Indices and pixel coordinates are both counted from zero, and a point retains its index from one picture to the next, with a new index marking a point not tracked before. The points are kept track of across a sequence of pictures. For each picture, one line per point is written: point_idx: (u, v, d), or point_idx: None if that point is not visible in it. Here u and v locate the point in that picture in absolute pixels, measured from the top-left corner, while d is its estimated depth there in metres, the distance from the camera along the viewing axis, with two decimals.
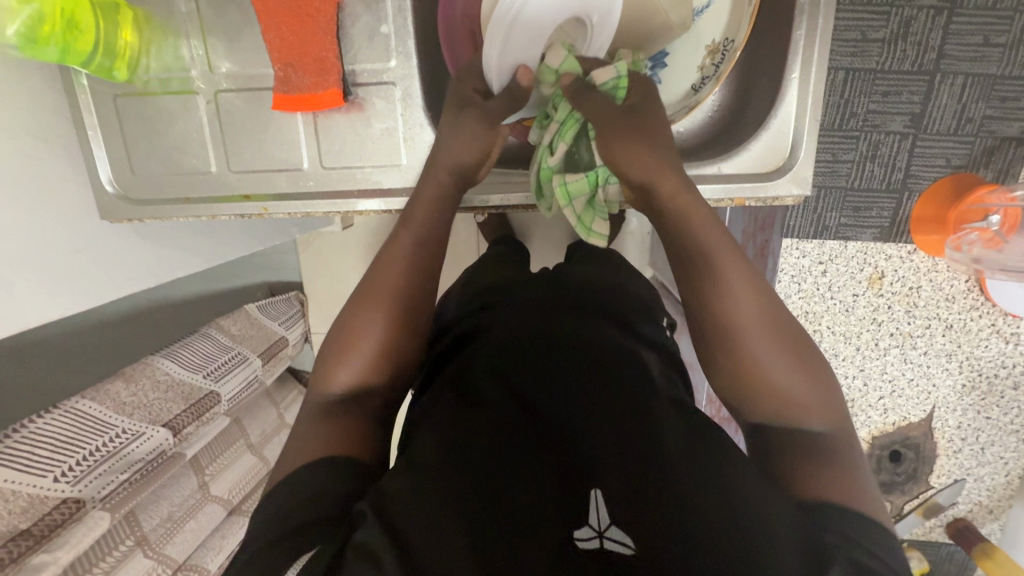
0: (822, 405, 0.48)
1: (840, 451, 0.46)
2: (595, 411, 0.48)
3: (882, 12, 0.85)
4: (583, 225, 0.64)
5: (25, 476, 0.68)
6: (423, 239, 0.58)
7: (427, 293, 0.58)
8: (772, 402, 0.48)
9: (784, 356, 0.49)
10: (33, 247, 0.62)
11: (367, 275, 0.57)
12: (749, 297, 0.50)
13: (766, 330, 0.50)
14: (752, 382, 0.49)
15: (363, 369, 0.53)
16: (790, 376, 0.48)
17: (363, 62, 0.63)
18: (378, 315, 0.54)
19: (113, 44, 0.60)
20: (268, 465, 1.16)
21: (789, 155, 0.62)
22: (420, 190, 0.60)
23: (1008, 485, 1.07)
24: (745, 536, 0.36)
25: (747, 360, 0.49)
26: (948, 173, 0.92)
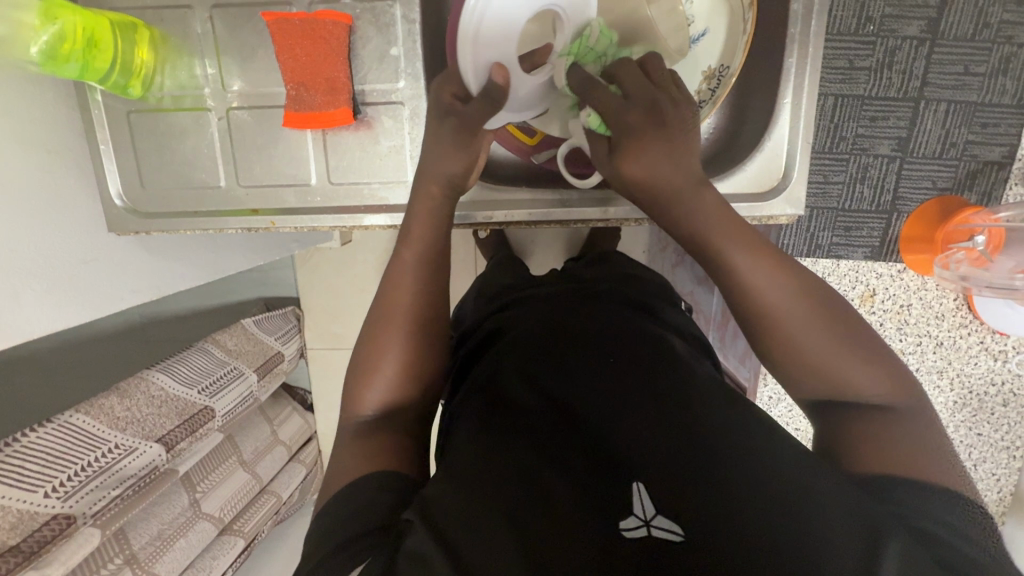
0: (878, 383, 0.48)
1: (901, 424, 0.46)
2: (629, 406, 0.49)
3: (868, 41, 0.89)
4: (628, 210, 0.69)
5: (17, 492, 0.67)
6: (425, 252, 0.59)
7: (437, 302, 0.59)
8: (822, 388, 0.49)
9: (829, 344, 0.49)
10: (42, 258, 0.62)
11: (377, 299, 0.59)
12: (781, 293, 0.50)
13: (805, 323, 0.49)
14: (798, 374, 0.50)
15: (388, 387, 0.54)
16: (840, 364, 0.48)
17: (374, 82, 0.65)
18: (394, 335, 0.55)
19: (129, 61, 0.62)
20: (261, 482, 1.14)
21: (783, 176, 0.65)
22: (416, 205, 0.60)
23: (1001, 502, 1.08)
24: (791, 521, 0.38)
25: (787, 349, 0.50)
26: (934, 195, 0.95)
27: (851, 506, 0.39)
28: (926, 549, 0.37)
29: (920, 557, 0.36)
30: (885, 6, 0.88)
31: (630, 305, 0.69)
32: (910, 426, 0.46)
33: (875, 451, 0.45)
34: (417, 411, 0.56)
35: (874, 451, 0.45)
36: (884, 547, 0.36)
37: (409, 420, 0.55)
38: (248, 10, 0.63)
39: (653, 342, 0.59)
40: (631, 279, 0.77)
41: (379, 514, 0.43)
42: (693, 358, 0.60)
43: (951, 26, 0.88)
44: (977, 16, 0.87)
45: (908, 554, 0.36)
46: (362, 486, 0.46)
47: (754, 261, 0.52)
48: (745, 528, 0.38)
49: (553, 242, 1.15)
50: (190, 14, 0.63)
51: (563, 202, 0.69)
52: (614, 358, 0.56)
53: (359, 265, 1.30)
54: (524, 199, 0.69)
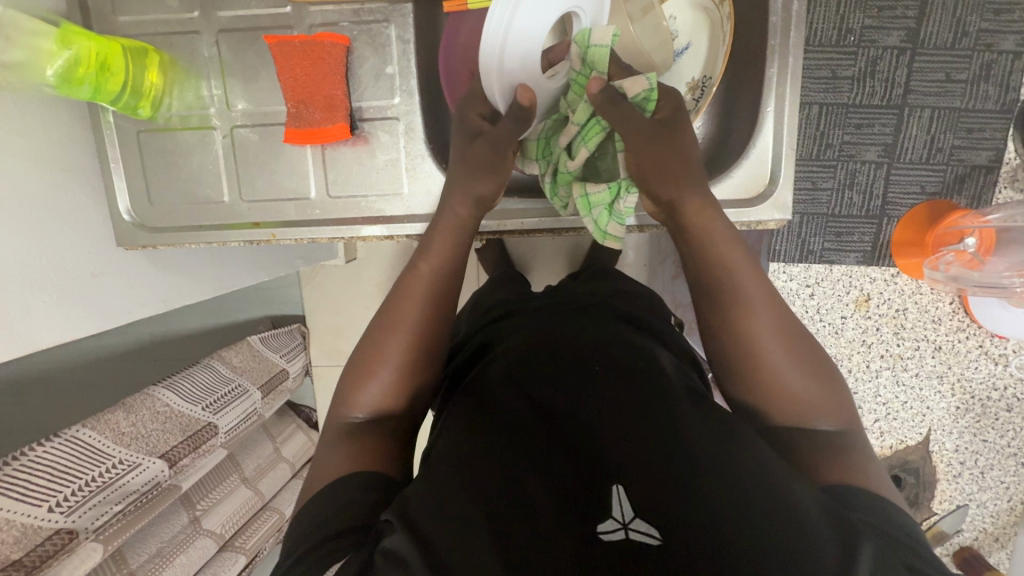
0: (833, 408, 0.52)
1: (853, 447, 0.50)
2: (618, 410, 0.50)
3: (850, 52, 0.91)
4: (599, 230, 0.63)
5: (22, 506, 0.68)
6: (440, 267, 0.61)
7: (444, 318, 0.60)
8: (785, 409, 0.53)
9: (798, 368, 0.53)
10: (54, 272, 0.65)
11: (386, 304, 0.60)
12: (766, 319, 0.55)
13: (782, 347, 0.54)
14: (767, 393, 0.53)
15: (384, 393, 0.55)
16: (804, 387, 0.53)
17: (370, 99, 0.67)
18: (397, 343, 0.57)
19: (140, 84, 0.65)
20: (263, 498, 1.14)
21: (769, 182, 0.66)
22: (441, 219, 0.63)
23: (1011, 511, 1.05)
24: (770, 533, 0.38)
25: (767, 369, 0.54)
26: (924, 200, 0.96)
27: (830, 515, 0.41)
28: (899, 557, 0.39)
29: (892, 563, 0.38)
30: (865, 17, 0.90)
31: (619, 316, 0.70)
32: (859, 449, 0.50)
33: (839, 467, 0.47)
34: (406, 420, 0.56)
35: (836, 467, 0.48)
36: (858, 549, 0.38)
37: (398, 426, 0.55)
38: (250, 34, 0.67)
39: (643, 356, 0.60)
40: (620, 292, 0.78)
41: (361, 511, 0.44)
42: (679, 372, 0.60)
43: (930, 36, 0.90)
44: (956, 25, 0.89)
45: (880, 559, 0.38)
46: (349, 488, 0.47)
47: (754, 287, 0.56)
48: (724, 534, 0.38)
49: (552, 255, 1.17)
50: (198, 39, 0.67)
51: (553, 211, 0.70)
52: (603, 368, 0.56)
53: (361, 280, 1.32)
54: (518, 210, 0.71)
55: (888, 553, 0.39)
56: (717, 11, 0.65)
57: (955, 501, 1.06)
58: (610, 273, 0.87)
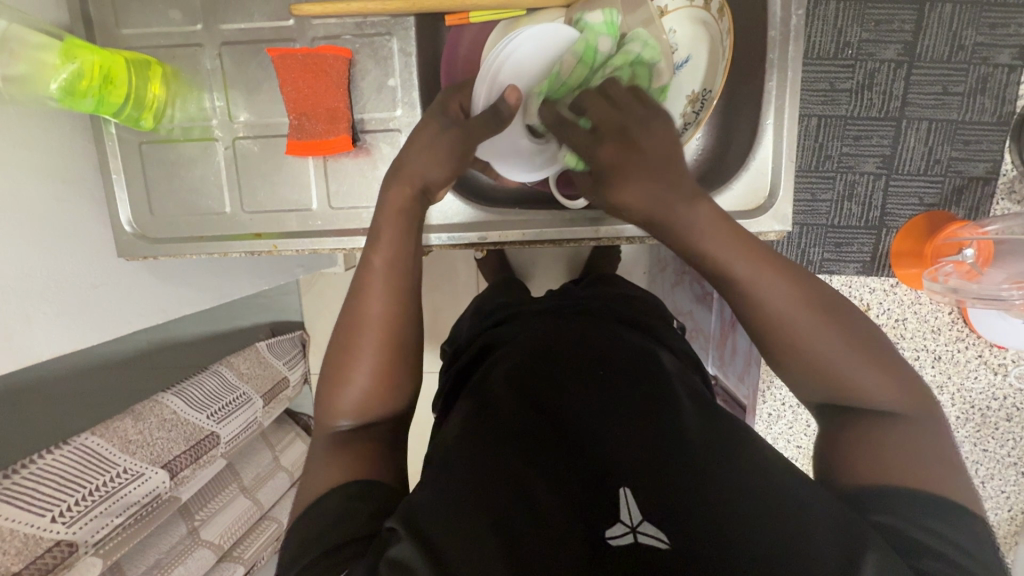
0: (889, 387, 0.45)
1: (911, 428, 0.44)
2: (619, 412, 0.51)
3: (848, 65, 0.92)
4: None
5: (26, 515, 0.68)
6: (395, 257, 0.57)
7: (408, 307, 0.56)
8: (827, 390, 0.47)
9: (839, 344, 0.46)
10: (56, 284, 0.65)
11: (347, 308, 0.57)
12: (789, 296, 0.48)
13: (817, 326, 0.47)
14: (808, 375, 0.48)
15: (360, 398, 0.54)
16: (850, 368, 0.46)
17: (372, 112, 0.68)
18: (365, 347, 0.55)
19: (143, 96, 0.65)
20: (263, 509, 1.14)
21: (769, 194, 0.66)
22: (387, 205, 0.58)
23: (1012, 520, 1.05)
24: (777, 532, 0.39)
25: (807, 352, 0.47)
26: (922, 210, 0.96)
27: (838, 504, 0.41)
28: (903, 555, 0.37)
29: (895, 558, 0.36)
30: (862, 31, 0.91)
31: (620, 318, 0.71)
32: (917, 435, 0.43)
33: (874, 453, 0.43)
34: (391, 417, 0.56)
35: None
36: (867, 541, 0.37)
37: (386, 426, 0.55)
38: (253, 47, 0.67)
39: (641, 356, 0.60)
40: (623, 296, 0.79)
41: (362, 523, 0.44)
42: (681, 374, 0.61)
43: (927, 49, 0.91)
44: (952, 39, 0.90)
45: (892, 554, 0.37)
46: (351, 501, 0.46)
47: (753, 268, 0.49)
48: (730, 533, 0.39)
49: (553, 263, 1.17)
50: (201, 51, 0.67)
51: (555, 222, 0.70)
52: (604, 371, 0.56)
53: None
54: (519, 220, 0.71)
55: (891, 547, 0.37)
56: (718, 25, 0.65)
57: None
58: (612, 278, 0.87)
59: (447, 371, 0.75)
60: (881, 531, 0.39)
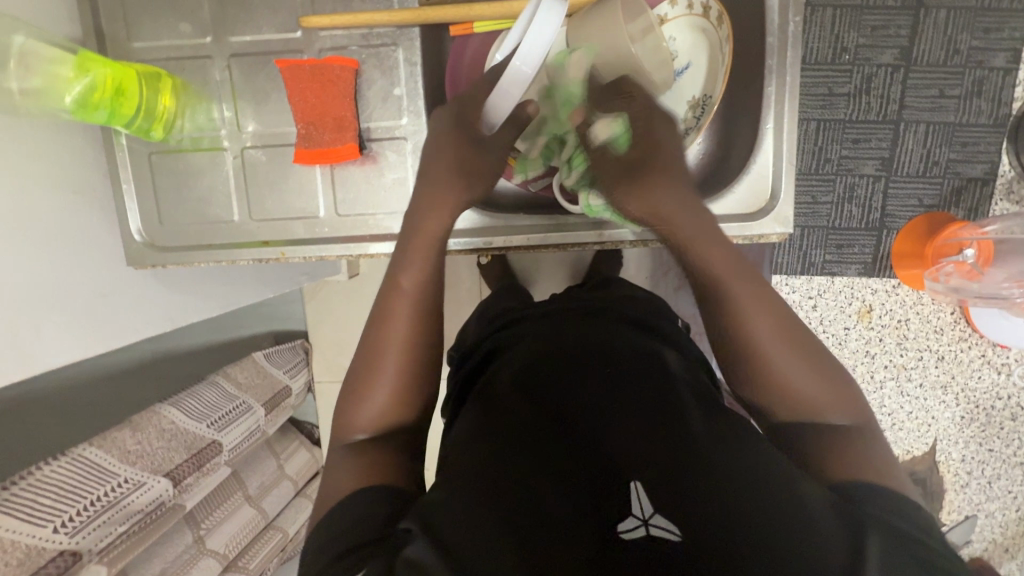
0: (839, 406, 0.53)
1: (858, 441, 0.50)
2: (628, 409, 0.51)
3: (845, 70, 0.94)
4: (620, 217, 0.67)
5: (27, 527, 0.69)
6: (419, 278, 0.60)
7: (432, 327, 0.59)
8: (787, 405, 0.53)
9: (799, 366, 0.54)
10: (65, 293, 0.66)
11: (373, 322, 0.59)
12: (764, 319, 0.55)
13: (785, 349, 0.54)
14: (772, 391, 0.54)
15: (383, 410, 0.55)
16: (809, 387, 0.53)
17: (379, 120, 0.69)
18: (390, 362, 0.57)
19: (153, 108, 0.66)
20: (268, 518, 1.14)
21: (771, 197, 0.67)
22: (416, 228, 0.62)
23: (1020, 521, 1.05)
24: (788, 533, 0.39)
25: (774, 369, 0.54)
26: (922, 212, 0.97)
27: (836, 508, 0.42)
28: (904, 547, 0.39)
29: (899, 554, 0.38)
30: (858, 36, 0.92)
31: (626, 318, 0.71)
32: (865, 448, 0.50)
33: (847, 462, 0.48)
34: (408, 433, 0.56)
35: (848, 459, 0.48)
36: (863, 541, 0.38)
37: (401, 440, 0.55)
38: (262, 58, 0.68)
39: (647, 356, 0.61)
40: (629, 296, 0.79)
41: (375, 526, 0.44)
42: (687, 373, 0.61)
43: (923, 53, 0.92)
44: (948, 42, 0.92)
45: (886, 545, 0.39)
46: (365, 503, 0.47)
47: (739, 289, 0.57)
48: (734, 526, 0.40)
49: (557, 269, 1.18)
50: (210, 63, 0.69)
51: (561, 228, 0.71)
52: (610, 371, 0.57)
53: (367, 296, 1.33)
54: (525, 226, 0.71)
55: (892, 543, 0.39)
56: (717, 32, 0.67)
57: (963, 512, 1.06)
58: (617, 281, 0.88)
59: (455, 374, 0.76)
60: (880, 526, 0.40)
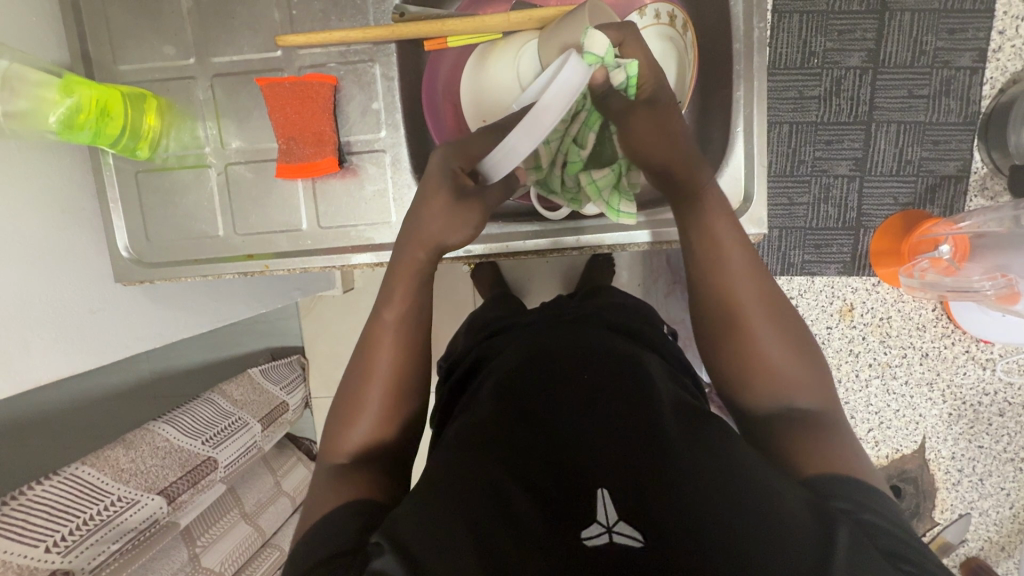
0: (811, 386, 0.55)
1: (834, 421, 0.52)
2: (608, 419, 0.51)
3: (815, 73, 0.95)
4: (612, 209, 0.66)
5: (19, 547, 0.69)
6: (406, 310, 0.60)
7: (416, 351, 0.59)
8: (765, 383, 0.55)
9: (783, 344, 0.56)
10: (53, 311, 0.67)
11: (359, 352, 0.60)
12: (755, 296, 0.57)
13: (771, 326, 0.56)
14: (758, 374, 0.55)
15: (366, 437, 0.56)
16: (786, 364, 0.55)
17: (357, 134, 0.71)
18: (374, 393, 0.57)
19: (138, 128, 0.68)
20: (263, 534, 1.13)
21: (743, 199, 0.68)
22: (400, 261, 0.61)
23: (1015, 518, 1.04)
24: (756, 541, 0.39)
25: (758, 349, 0.56)
26: (898, 210, 0.98)
27: (810, 505, 0.42)
28: (871, 541, 0.40)
29: (868, 551, 0.39)
30: (826, 40, 0.94)
31: (610, 325, 0.72)
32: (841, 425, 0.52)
33: (823, 459, 0.48)
34: (395, 452, 0.57)
35: (818, 456, 0.48)
36: (836, 535, 0.39)
37: (387, 459, 0.55)
38: (241, 77, 0.70)
39: (629, 362, 0.60)
40: (614, 304, 0.80)
41: (350, 537, 0.44)
42: (667, 378, 0.61)
43: (890, 55, 0.94)
44: (914, 44, 0.94)
45: (853, 548, 0.38)
46: (348, 514, 0.47)
47: (739, 265, 0.58)
48: (705, 538, 0.40)
49: (544, 277, 1.19)
50: (193, 84, 0.71)
51: (539, 234, 0.72)
52: (592, 378, 0.56)
53: (357, 309, 1.35)
54: (503, 233, 0.73)
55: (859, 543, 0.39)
56: (682, 38, 0.69)
57: (956, 510, 1.05)
58: (603, 288, 0.89)
59: (443, 382, 0.76)
60: (847, 520, 0.41)
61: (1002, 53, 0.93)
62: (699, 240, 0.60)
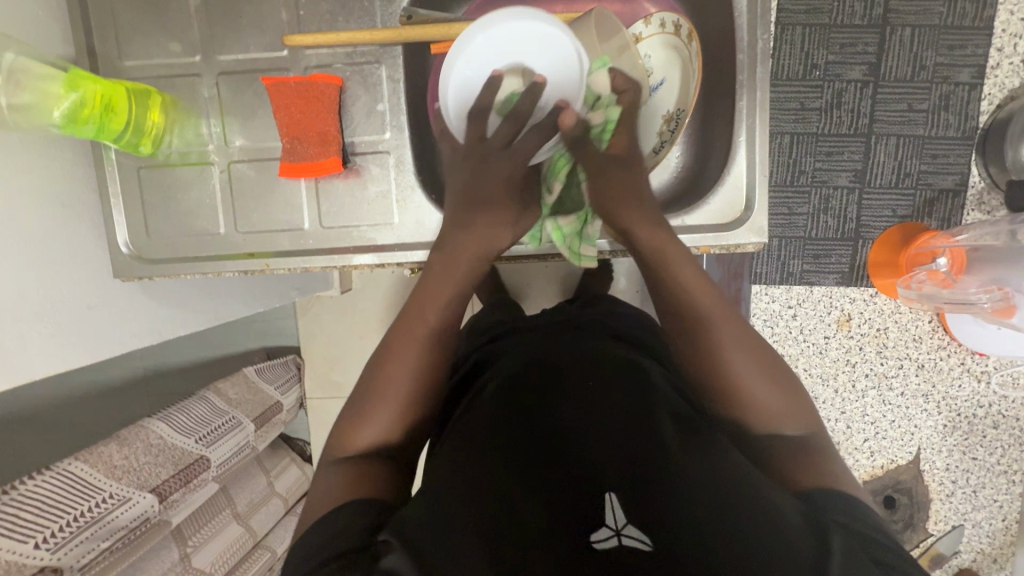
0: (793, 413, 0.55)
1: (815, 446, 0.52)
2: (611, 427, 0.51)
3: (817, 85, 0.96)
4: (573, 252, 0.67)
5: (9, 542, 0.68)
6: (444, 315, 0.61)
7: (442, 359, 0.60)
8: (749, 415, 0.55)
9: (760, 379, 0.56)
10: (50, 304, 0.67)
11: (389, 347, 0.60)
12: (729, 330, 0.58)
13: (746, 361, 0.56)
14: (739, 405, 0.55)
15: (387, 433, 0.56)
16: (766, 394, 0.55)
17: (362, 134, 0.71)
18: (405, 391, 0.57)
19: (142, 124, 0.68)
20: (255, 535, 1.12)
21: (744, 208, 0.69)
22: (444, 266, 0.63)
23: (1007, 530, 1.05)
24: (760, 549, 0.39)
25: (737, 382, 0.55)
26: (896, 222, 0.99)
27: (807, 516, 0.42)
28: (866, 551, 0.39)
29: (860, 558, 0.38)
30: (828, 53, 0.95)
31: (612, 332, 0.72)
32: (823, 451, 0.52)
33: (818, 472, 0.49)
34: (402, 454, 0.57)
35: (815, 470, 0.49)
36: (830, 539, 0.40)
37: (391, 461, 0.55)
38: (247, 76, 0.70)
39: (631, 368, 0.61)
40: (617, 312, 0.80)
41: (350, 538, 0.44)
42: (669, 385, 0.61)
43: (891, 69, 0.95)
44: (914, 59, 0.95)
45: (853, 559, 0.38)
46: (347, 513, 0.47)
47: (708, 303, 0.59)
48: (706, 544, 0.40)
49: (543, 281, 1.19)
50: (198, 81, 0.71)
51: (540, 237, 0.71)
52: (595, 382, 0.57)
53: (356, 310, 1.34)
54: (505, 237, 0.72)
55: (855, 553, 0.38)
56: (688, 49, 0.69)
57: (950, 521, 1.06)
58: (604, 296, 0.88)
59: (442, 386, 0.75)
60: (844, 530, 0.41)
61: (999, 71, 0.94)
62: (675, 272, 0.60)
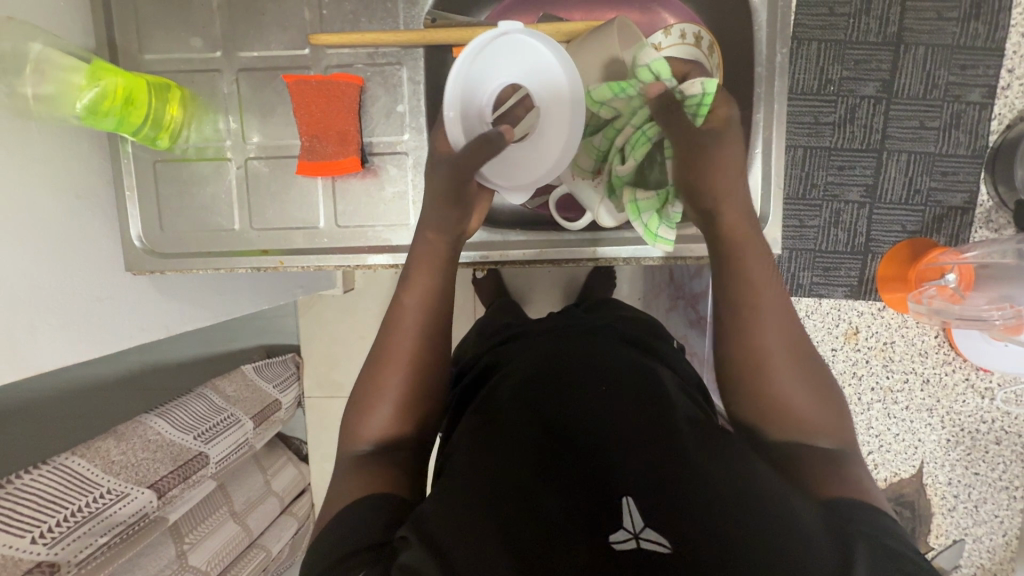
0: (826, 425, 0.54)
1: (845, 460, 0.52)
2: (631, 433, 0.51)
3: (830, 100, 0.98)
4: (650, 233, 0.64)
5: (6, 536, 0.67)
6: (425, 295, 0.60)
7: (437, 347, 0.59)
8: (779, 422, 0.55)
9: (798, 387, 0.55)
10: (62, 296, 0.66)
11: (380, 336, 0.60)
12: (779, 333, 0.56)
13: (787, 368, 0.55)
14: (770, 412, 0.55)
15: (387, 421, 0.55)
16: (802, 403, 0.55)
17: (381, 135, 0.71)
18: (396, 376, 0.57)
19: (160, 118, 0.68)
20: (251, 534, 1.11)
21: (759, 219, 0.70)
22: (416, 252, 0.62)
23: (1007, 546, 1.05)
24: (784, 558, 0.39)
25: (773, 389, 0.55)
26: (905, 238, 1.00)
27: (826, 525, 0.43)
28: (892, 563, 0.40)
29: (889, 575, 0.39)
30: (842, 69, 0.97)
31: (622, 337, 0.72)
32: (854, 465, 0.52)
33: (836, 482, 0.49)
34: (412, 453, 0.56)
35: (837, 482, 0.49)
36: (851, 554, 0.40)
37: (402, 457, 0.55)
38: (269, 73, 0.70)
39: (643, 373, 0.61)
40: (625, 318, 0.80)
41: (368, 537, 0.44)
42: (680, 392, 0.61)
43: (904, 86, 0.97)
44: (927, 77, 0.96)
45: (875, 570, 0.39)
46: (362, 513, 0.47)
47: (766, 303, 0.57)
48: (734, 549, 0.40)
49: (550, 286, 1.19)
50: (219, 77, 0.71)
51: (553, 242, 0.73)
52: (607, 386, 0.57)
53: (361, 310, 1.34)
54: (519, 240, 0.73)
55: (878, 559, 0.40)
56: (709, 62, 0.70)
57: (950, 536, 1.06)
58: (610, 302, 0.89)
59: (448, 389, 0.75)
60: (865, 539, 0.42)
61: (1010, 91, 0.96)
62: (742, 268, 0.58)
